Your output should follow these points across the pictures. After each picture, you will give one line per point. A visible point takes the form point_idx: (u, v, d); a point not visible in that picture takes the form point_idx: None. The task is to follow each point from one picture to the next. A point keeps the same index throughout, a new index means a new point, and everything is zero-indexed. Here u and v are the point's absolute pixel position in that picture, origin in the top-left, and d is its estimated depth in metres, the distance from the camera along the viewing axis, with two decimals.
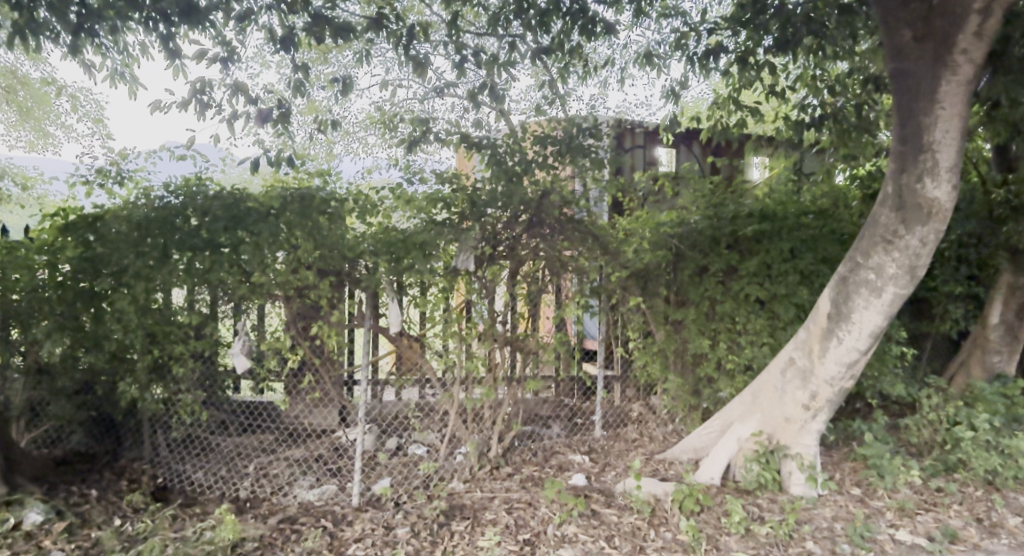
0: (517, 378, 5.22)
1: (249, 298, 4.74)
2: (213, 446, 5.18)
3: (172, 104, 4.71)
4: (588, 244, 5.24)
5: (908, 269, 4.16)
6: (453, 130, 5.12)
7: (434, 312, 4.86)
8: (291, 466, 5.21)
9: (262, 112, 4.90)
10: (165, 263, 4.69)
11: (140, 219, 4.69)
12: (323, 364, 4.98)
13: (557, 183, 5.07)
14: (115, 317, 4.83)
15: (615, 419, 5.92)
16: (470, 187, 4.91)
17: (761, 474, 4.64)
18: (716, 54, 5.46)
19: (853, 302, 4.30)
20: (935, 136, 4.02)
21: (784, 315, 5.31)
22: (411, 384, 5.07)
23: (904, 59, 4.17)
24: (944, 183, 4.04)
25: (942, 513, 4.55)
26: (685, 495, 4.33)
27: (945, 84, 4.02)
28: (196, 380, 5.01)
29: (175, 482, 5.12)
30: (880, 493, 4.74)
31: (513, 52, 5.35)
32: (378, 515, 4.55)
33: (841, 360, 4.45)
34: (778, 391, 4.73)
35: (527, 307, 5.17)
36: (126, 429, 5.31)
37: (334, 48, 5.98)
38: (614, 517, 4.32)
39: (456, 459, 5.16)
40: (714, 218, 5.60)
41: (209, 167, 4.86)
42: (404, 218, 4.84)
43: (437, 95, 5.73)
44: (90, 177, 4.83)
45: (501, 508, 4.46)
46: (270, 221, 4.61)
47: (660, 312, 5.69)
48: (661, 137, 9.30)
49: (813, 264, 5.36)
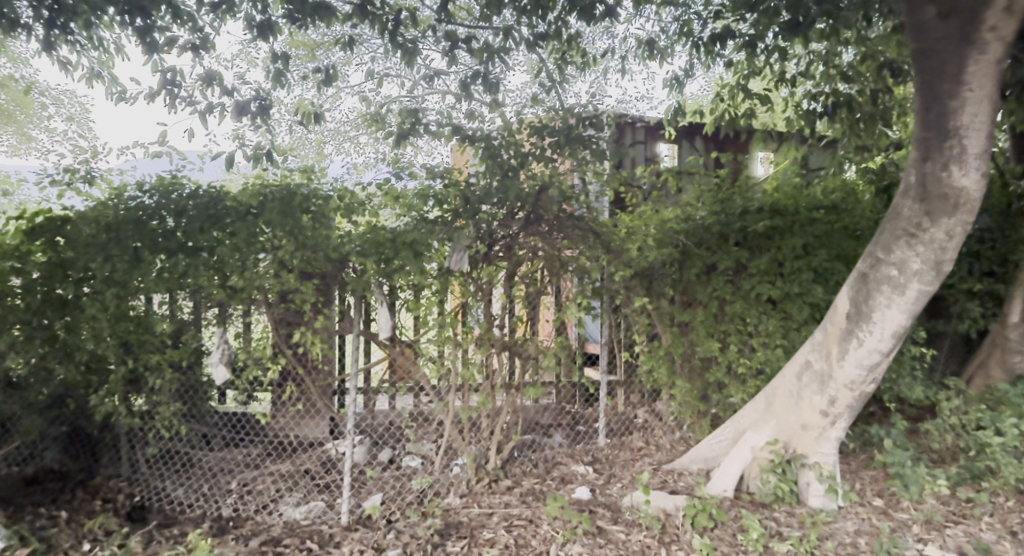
0: (516, 385, 4.93)
1: (230, 303, 4.48)
2: (195, 461, 4.90)
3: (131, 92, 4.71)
4: (589, 242, 4.98)
5: (934, 264, 3.86)
6: (445, 122, 4.91)
7: (427, 315, 4.54)
8: (277, 481, 4.86)
9: (238, 104, 4.63)
10: (138, 268, 4.41)
11: (109, 221, 4.43)
12: (309, 373, 4.72)
13: (556, 177, 4.80)
14: (86, 326, 4.54)
15: (620, 427, 5.65)
16: (463, 183, 4.62)
17: (778, 486, 4.34)
18: (724, 39, 5.16)
19: (874, 301, 4.01)
20: (963, 120, 3.70)
21: (797, 315, 5.02)
22: (404, 393, 4.73)
23: (928, 39, 3.76)
24: (973, 170, 3.73)
25: (973, 526, 4.24)
26: (697, 510, 4.06)
27: (973, 64, 3.64)
28: (174, 392, 4.72)
29: (154, 500, 4.81)
30: (905, 504, 4.46)
31: (506, 40, 5.01)
32: (368, 535, 4.25)
33: (862, 363, 4.16)
34: (794, 397, 4.45)
35: (526, 311, 4.89)
36: (103, 445, 4.99)
37: (321, 45, 5.57)
38: (622, 534, 4.02)
39: (453, 472, 4.85)
40: (724, 213, 5.27)
41: (187, 165, 4.59)
42: (394, 216, 4.52)
43: (427, 84, 5.39)
44: (60, 177, 4.56)
45: (500, 527, 4.17)
46: (248, 223, 4.35)
47: (666, 313, 5.38)
48: (663, 133, 9.00)
49: (826, 261, 5.08)
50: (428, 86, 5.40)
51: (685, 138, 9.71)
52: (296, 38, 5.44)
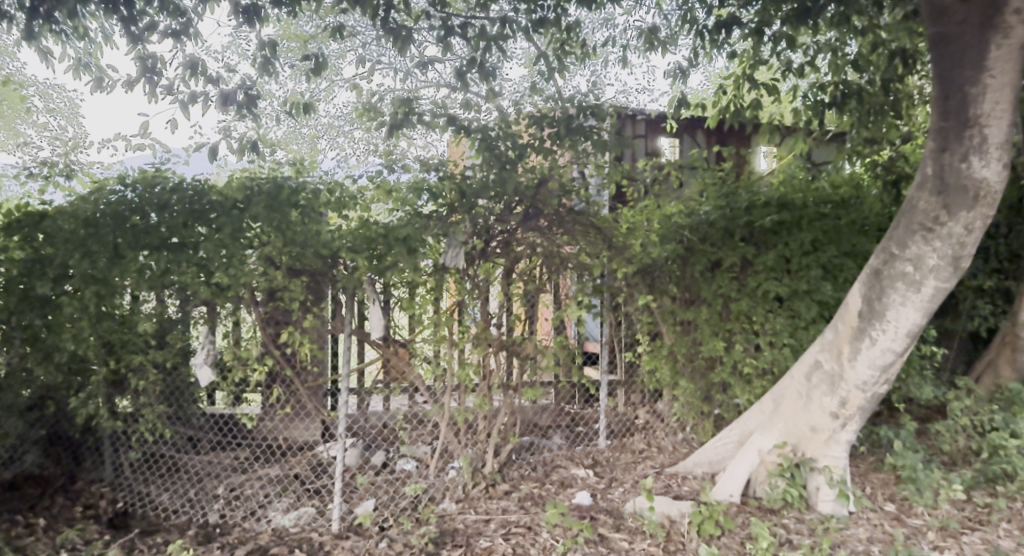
0: (514, 386, 4.75)
1: (215, 301, 4.27)
2: (181, 465, 4.71)
3: (113, 81, 4.54)
4: (590, 238, 4.78)
5: (951, 260, 3.69)
6: (441, 112, 4.70)
7: (422, 314, 4.35)
8: (266, 486, 4.66)
9: (224, 94, 4.44)
10: (117, 263, 4.23)
11: (87, 216, 4.21)
12: (299, 374, 4.53)
13: (556, 170, 4.63)
14: (64, 325, 4.36)
15: (621, 428, 5.47)
16: (459, 176, 4.43)
17: (787, 491, 4.18)
18: (730, 26, 4.95)
19: (887, 298, 3.84)
20: (983, 108, 3.54)
21: (806, 314, 4.85)
22: (398, 393, 4.54)
23: (947, 23, 3.67)
24: (994, 161, 3.54)
25: (991, 533, 4.07)
26: (703, 517, 3.90)
27: (995, 48, 3.52)
28: (159, 393, 4.53)
29: (137, 506, 4.62)
30: (918, 510, 4.29)
31: (505, 28, 4.80)
32: (359, 543, 4.07)
33: (874, 363, 3.98)
34: (803, 398, 4.28)
35: (524, 309, 4.72)
36: (85, 449, 4.80)
37: (314, 37, 5.32)
38: (624, 543, 3.85)
39: (448, 475, 4.67)
40: (727, 208, 5.13)
41: (170, 158, 4.38)
42: (386, 210, 4.31)
43: (420, 71, 5.17)
44: (40, 171, 4.43)
45: (497, 534, 4.00)
46: (233, 217, 4.17)
47: (669, 312, 5.23)
48: (664, 126, 8.81)
49: (836, 257, 4.91)
50: (422, 75, 5.18)
51: (687, 133, 9.53)
52: (288, 30, 5.23)
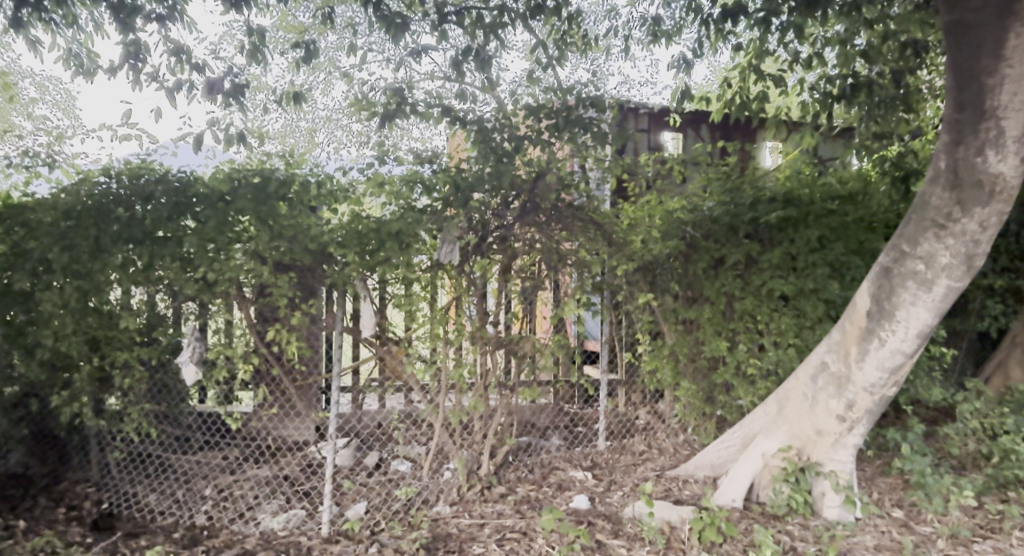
0: (511, 386, 4.60)
1: (203, 298, 4.14)
2: (169, 466, 4.58)
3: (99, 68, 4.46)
4: (589, 234, 4.64)
5: (965, 257, 3.53)
6: (435, 103, 4.57)
7: (416, 312, 4.26)
8: (255, 487, 4.50)
9: (210, 82, 4.32)
10: (100, 257, 4.10)
11: (69, 208, 4.11)
12: (287, 372, 4.37)
13: (554, 163, 4.44)
14: (47, 320, 4.24)
15: (620, 428, 5.31)
16: (454, 168, 4.28)
17: (792, 496, 4.03)
18: (736, 14, 4.79)
19: (897, 298, 3.69)
20: (1001, 99, 3.39)
21: (813, 312, 4.69)
22: (393, 393, 4.43)
23: (961, 11, 3.52)
24: (1011, 155, 3.39)
25: (1003, 541, 3.91)
26: (704, 524, 3.75)
27: (1015, 37, 3.36)
28: (144, 392, 4.43)
29: (123, 507, 4.50)
30: (928, 517, 4.15)
31: (502, 15, 4.67)
32: (349, 548, 3.94)
33: (883, 365, 3.84)
34: (808, 400, 4.14)
35: (522, 307, 4.57)
36: (71, 447, 4.65)
37: (310, 28, 5.05)
38: (623, 549, 3.72)
39: (443, 477, 4.53)
40: (731, 204, 4.98)
41: (157, 149, 4.24)
42: (380, 204, 4.15)
43: (414, 59, 5.02)
44: (28, 163, 4.32)
45: (491, 540, 3.87)
46: (218, 210, 4.02)
47: (670, 310, 5.12)
48: (668, 120, 8.68)
49: (844, 255, 4.74)
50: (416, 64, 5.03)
51: (690, 127, 9.40)
52: (286, 20, 5.08)
